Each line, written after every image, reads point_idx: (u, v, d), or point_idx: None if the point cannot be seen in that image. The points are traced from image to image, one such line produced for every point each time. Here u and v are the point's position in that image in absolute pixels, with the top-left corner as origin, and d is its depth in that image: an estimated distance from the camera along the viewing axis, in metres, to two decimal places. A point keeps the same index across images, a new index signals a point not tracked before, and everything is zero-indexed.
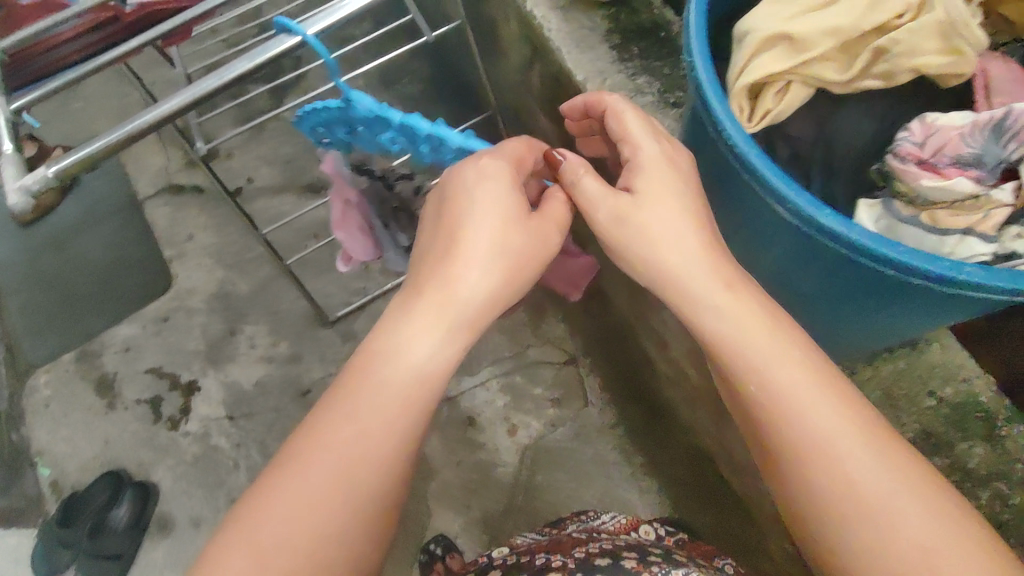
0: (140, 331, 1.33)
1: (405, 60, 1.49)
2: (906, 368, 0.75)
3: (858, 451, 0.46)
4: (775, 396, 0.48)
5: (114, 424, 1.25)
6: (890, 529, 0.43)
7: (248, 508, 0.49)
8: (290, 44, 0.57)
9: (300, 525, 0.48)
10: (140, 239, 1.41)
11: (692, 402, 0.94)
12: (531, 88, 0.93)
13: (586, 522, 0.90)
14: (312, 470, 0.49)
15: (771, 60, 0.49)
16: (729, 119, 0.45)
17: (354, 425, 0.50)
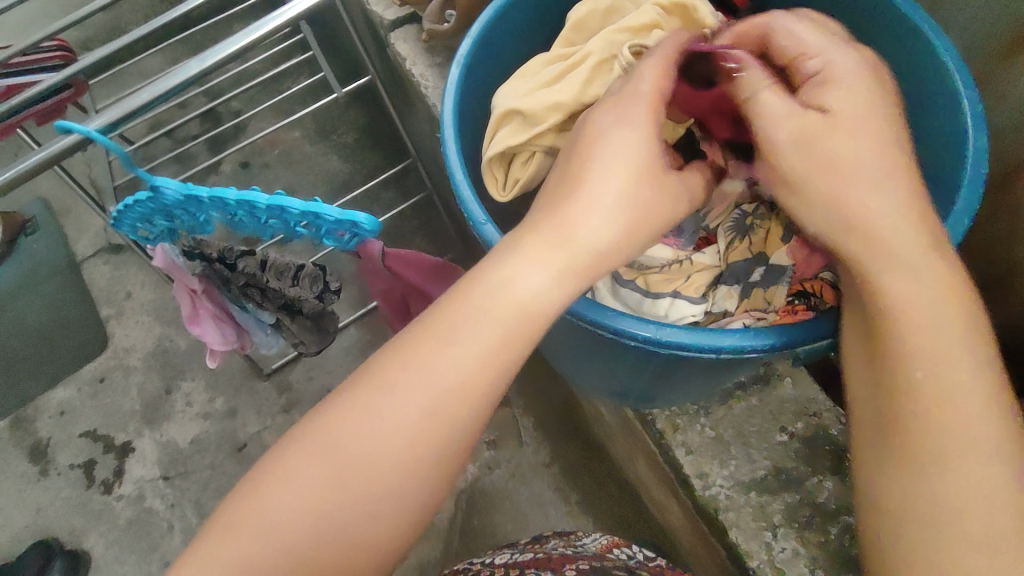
0: (76, 393, 1.31)
1: (342, 111, 1.53)
2: (758, 406, 0.70)
3: (979, 416, 0.40)
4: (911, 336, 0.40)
5: (47, 491, 1.22)
6: (977, 498, 0.39)
7: (296, 449, 0.41)
8: (70, 141, 0.57)
9: (349, 492, 0.40)
10: (78, 300, 1.41)
11: (611, 437, 0.93)
12: (437, 137, 0.96)
13: (569, 538, 0.84)
14: (380, 426, 0.40)
15: (511, 135, 0.59)
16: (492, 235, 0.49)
17: (432, 386, 0.41)
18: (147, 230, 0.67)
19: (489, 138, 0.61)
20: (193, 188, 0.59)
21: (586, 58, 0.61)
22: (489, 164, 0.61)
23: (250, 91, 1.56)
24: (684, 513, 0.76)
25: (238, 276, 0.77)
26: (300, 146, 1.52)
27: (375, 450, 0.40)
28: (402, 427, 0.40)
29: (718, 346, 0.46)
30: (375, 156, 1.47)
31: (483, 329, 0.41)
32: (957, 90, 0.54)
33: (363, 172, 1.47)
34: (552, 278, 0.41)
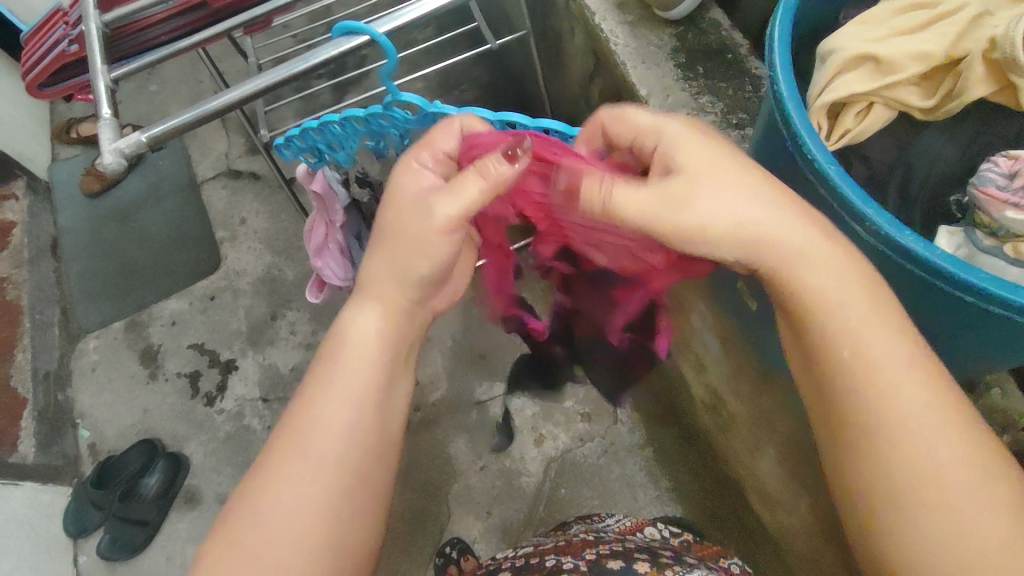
0: (188, 307, 1.36)
1: (465, 67, 1.52)
2: None
3: (906, 380, 0.43)
4: (855, 335, 0.44)
5: (154, 394, 1.29)
6: (932, 472, 0.41)
7: (221, 543, 0.47)
8: (357, 43, 0.58)
9: (300, 536, 0.47)
10: (195, 218, 1.46)
11: (726, 431, 0.93)
12: (590, 101, 0.95)
13: (591, 522, 0.84)
14: (313, 461, 0.49)
15: (858, 80, 0.49)
16: (847, 182, 0.41)
17: (336, 408, 0.50)
18: (319, 153, 0.69)
19: (827, 79, 0.51)
20: (441, 105, 0.57)
21: (954, 12, 0.50)
22: (817, 110, 0.51)
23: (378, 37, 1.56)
24: (814, 511, 0.78)
25: (381, 211, 0.86)
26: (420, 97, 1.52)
27: (306, 490, 0.48)
28: (314, 459, 0.49)
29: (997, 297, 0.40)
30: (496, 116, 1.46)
31: (346, 378, 0.51)
32: None
33: None
34: (384, 321, 0.53)
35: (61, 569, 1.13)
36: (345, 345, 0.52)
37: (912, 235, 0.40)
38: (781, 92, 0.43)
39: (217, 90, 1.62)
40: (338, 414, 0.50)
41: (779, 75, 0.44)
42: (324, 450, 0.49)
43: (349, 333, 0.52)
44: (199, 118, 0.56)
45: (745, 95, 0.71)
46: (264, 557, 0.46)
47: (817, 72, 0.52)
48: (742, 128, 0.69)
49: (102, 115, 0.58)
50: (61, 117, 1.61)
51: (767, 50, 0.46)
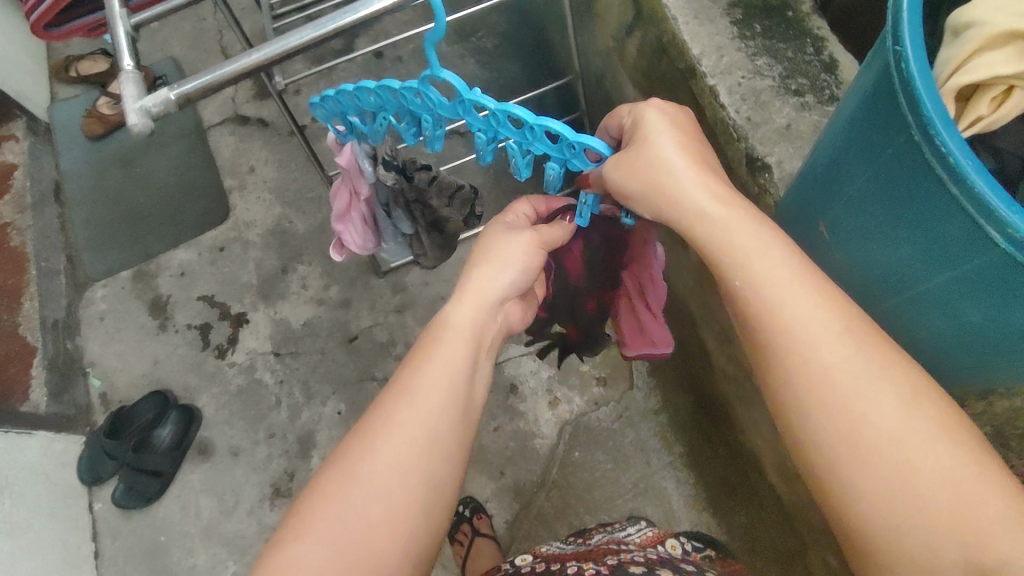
0: (196, 258, 1.33)
1: (484, 13, 1.44)
2: None
3: (844, 359, 0.42)
4: (793, 326, 0.44)
5: (164, 346, 1.27)
6: (890, 444, 0.40)
7: (332, 478, 0.48)
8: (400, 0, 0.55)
9: (383, 499, 0.47)
10: (203, 165, 1.41)
11: (749, 402, 0.92)
12: (625, 57, 0.90)
13: (612, 532, 0.82)
14: (408, 429, 0.49)
15: (1006, 62, 0.36)
16: (997, 194, 0.33)
17: (427, 385, 0.50)
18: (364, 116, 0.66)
19: (964, 59, 0.37)
20: (478, 93, 0.52)
21: None
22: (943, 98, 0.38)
23: None
24: None
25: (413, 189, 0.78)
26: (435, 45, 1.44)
27: (414, 433, 0.49)
28: (416, 421, 0.49)
29: None
30: (516, 67, 1.40)
31: (447, 354, 0.52)
32: None
33: (499, 83, 1.39)
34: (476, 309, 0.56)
35: (77, 515, 1.14)
36: (443, 326, 0.54)
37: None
38: (910, 72, 0.35)
39: (222, 29, 1.54)
40: (439, 377, 0.51)
41: (907, 53, 0.36)
42: (424, 415, 0.49)
43: (447, 317, 0.55)
44: (229, 77, 0.54)
45: (805, 58, 0.68)
46: (374, 505, 0.46)
47: (943, 51, 0.39)
48: (801, 95, 0.66)
49: (123, 67, 0.55)
50: (61, 55, 1.55)
51: (892, 13, 0.37)
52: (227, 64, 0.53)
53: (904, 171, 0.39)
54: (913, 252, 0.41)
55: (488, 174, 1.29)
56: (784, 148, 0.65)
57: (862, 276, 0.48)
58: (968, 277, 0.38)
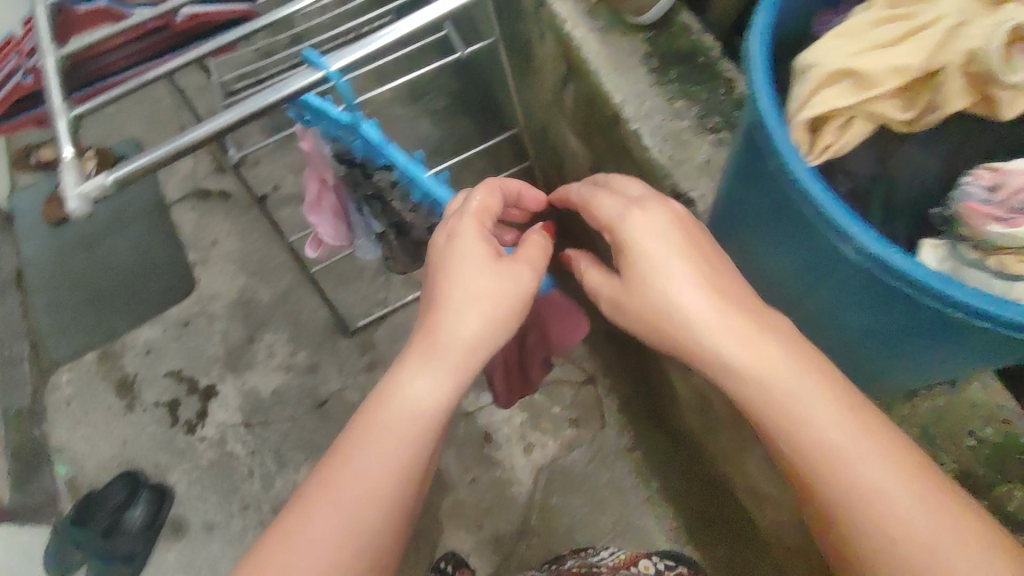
0: (162, 334, 1.33)
1: (433, 76, 1.51)
2: (948, 407, 0.62)
3: (796, 386, 0.45)
4: (747, 358, 0.46)
5: (131, 426, 1.25)
6: (846, 461, 0.43)
7: (304, 501, 0.52)
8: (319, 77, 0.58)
9: (352, 519, 0.51)
10: (166, 242, 1.43)
11: (713, 430, 0.93)
12: (563, 108, 0.95)
13: (584, 557, 0.82)
14: (374, 467, 0.51)
15: (838, 97, 0.40)
16: (851, 219, 0.37)
17: (399, 434, 0.52)
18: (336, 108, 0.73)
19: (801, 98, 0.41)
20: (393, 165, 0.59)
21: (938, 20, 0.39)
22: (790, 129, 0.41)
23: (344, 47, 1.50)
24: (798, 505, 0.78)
25: (370, 184, 0.79)
26: (389, 108, 1.49)
27: (375, 461, 0.52)
28: (372, 451, 0.52)
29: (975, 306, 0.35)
30: (468, 125, 1.46)
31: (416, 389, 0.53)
32: None
33: (453, 141, 1.45)
34: (484, 327, 0.54)
35: None
36: (430, 357, 0.53)
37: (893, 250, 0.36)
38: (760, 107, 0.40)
39: (180, 109, 1.58)
40: (403, 408, 0.52)
41: (759, 93, 0.41)
42: (384, 444, 0.52)
43: (441, 343, 0.53)
44: (164, 158, 0.55)
45: (720, 98, 0.72)
46: (343, 525, 0.50)
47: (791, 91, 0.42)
48: (719, 132, 0.70)
49: (62, 156, 0.57)
50: (20, 145, 1.57)
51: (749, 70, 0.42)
52: (162, 146, 0.55)
53: (779, 208, 0.43)
54: (801, 264, 0.45)
55: None
56: (708, 183, 0.68)
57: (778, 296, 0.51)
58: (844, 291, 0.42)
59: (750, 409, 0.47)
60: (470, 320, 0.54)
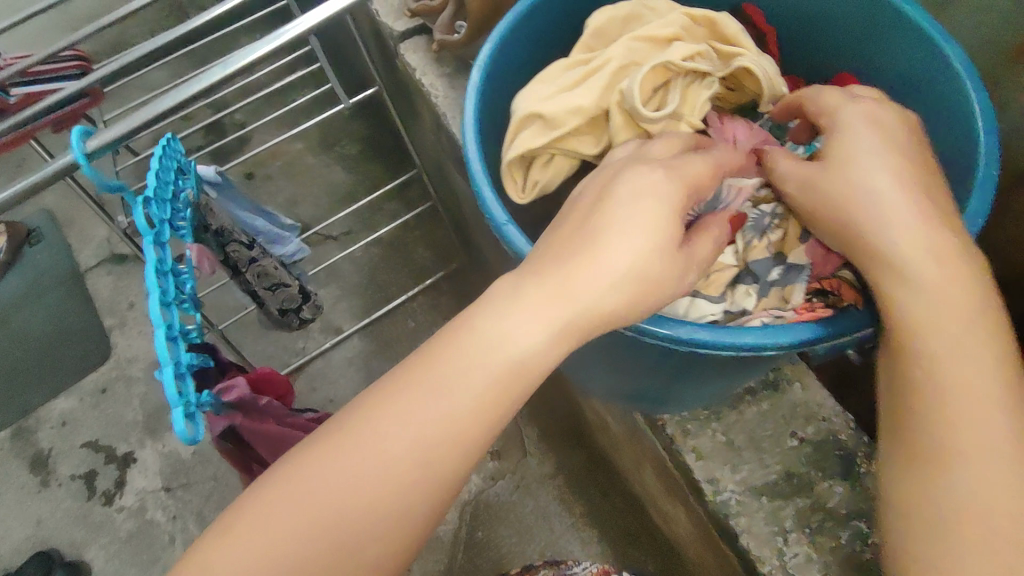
0: (78, 404, 1.30)
1: (344, 123, 1.53)
2: (769, 409, 0.73)
3: (974, 349, 0.41)
4: (928, 290, 0.41)
5: (48, 503, 1.22)
6: (994, 447, 0.40)
7: (329, 444, 0.40)
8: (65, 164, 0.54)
9: (389, 480, 0.39)
10: (79, 309, 1.40)
11: (618, 449, 0.94)
12: (442, 147, 0.97)
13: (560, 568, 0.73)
14: (436, 425, 0.39)
15: (532, 137, 0.58)
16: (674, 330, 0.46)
17: (487, 379, 0.40)
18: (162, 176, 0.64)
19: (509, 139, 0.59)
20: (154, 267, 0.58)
21: (605, 64, 0.60)
22: (509, 169, 0.60)
23: (253, 102, 1.51)
24: (690, 520, 0.79)
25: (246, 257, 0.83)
26: (301, 157, 1.51)
27: (439, 422, 0.40)
28: (450, 407, 0.40)
29: (737, 343, 0.44)
30: (380, 167, 1.48)
31: (517, 343, 0.40)
32: (967, 93, 0.53)
33: (365, 183, 1.46)
34: (547, 335, 0.40)
35: None
36: (557, 293, 0.40)
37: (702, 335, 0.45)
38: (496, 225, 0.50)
39: None
40: (512, 345, 0.40)
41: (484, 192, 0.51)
42: (446, 408, 0.40)
43: (571, 284, 0.40)
44: None
45: None
46: (376, 478, 0.39)
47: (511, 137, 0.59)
48: None
49: None
50: None
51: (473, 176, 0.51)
52: None
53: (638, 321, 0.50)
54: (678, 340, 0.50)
55: (364, 271, 1.34)
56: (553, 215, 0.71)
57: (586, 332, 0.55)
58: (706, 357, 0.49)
59: (917, 348, 0.42)
60: (617, 257, 0.41)
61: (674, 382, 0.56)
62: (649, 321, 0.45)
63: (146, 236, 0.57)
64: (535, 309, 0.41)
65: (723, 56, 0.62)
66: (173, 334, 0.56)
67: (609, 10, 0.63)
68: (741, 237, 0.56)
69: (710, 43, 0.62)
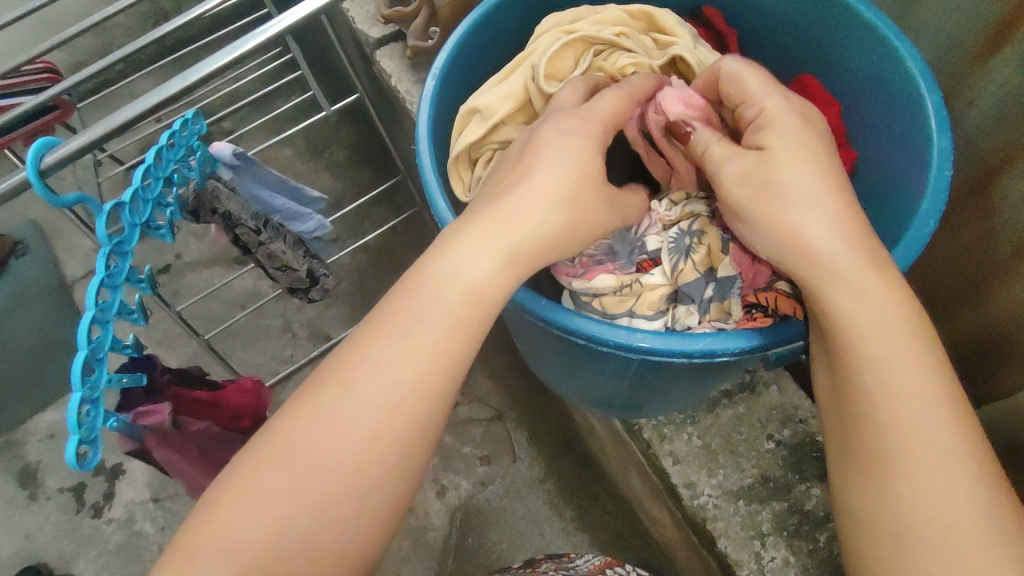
0: (65, 417, 1.29)
1: (331, 129, 1.53)
2: (745, 413, 0.75)
3: (896, 352, 0.40)
4: (841, 289, 0.41)
5: (35, 516, 1.21)
6: (924, 450, 0.38)
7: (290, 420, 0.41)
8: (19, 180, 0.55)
9: (336, 450, 0.40)
10: (66, 321, 1.39)
11: (606, 452, 0.94)
12: None
13: (559, 560, 0.74)
14: (370, 390, 0.40)
15: (474, 130, 0.59)
16: (631, 333, 0.45)
17: (453, 311, 0.41)
18: (152, 174, 0.67)
19: (455, 136, 0.60)
20: (99, 278, 0.62)
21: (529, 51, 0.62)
22: (455, 164, 0.60)
23: (240, 110, 1.51)
24: (674, 523, 0.79)
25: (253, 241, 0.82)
26: (288, 165, 1.50)
27: (380, 385, 0.40)
28: (381, 368, 0.41)
29: (691, 349, 0.44)
30: (368, 173, 1.47)
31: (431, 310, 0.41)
32: (922, 96, 0.53)
33: (353, 190, 1.46)
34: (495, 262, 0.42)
35: None
36: (483, 236, 0.42)
37: (652, 340, 0.45)
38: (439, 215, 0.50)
39: None
40: (454, 288, 0.42)
41: (435, 193, 0.51)
42: (385, 373, 0.41)
43: (507, 226, 0.43)
44: None
45: None
46: (330, 448, 0.40)
47: (460, 133, 0.60)
48: None
49: None
50: None
51: (430, 186, 0.51)
52: None
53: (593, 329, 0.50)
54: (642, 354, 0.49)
55: (352, 278, 1.34)
56: None
57: (553, 343, 0.55)
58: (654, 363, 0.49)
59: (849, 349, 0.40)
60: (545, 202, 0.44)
61: (641, 388, 0.57)
62: (588, 326, 0.46)
63: (103, 247, 0.62)
64: (483, 242, 0.42)
65: (660, 48, 0.65)
66: (99, 354, 0.63)
67: (557, 14, 0.64)
68: (668, 256, 0.55)
69: (646, 35, 0.65)
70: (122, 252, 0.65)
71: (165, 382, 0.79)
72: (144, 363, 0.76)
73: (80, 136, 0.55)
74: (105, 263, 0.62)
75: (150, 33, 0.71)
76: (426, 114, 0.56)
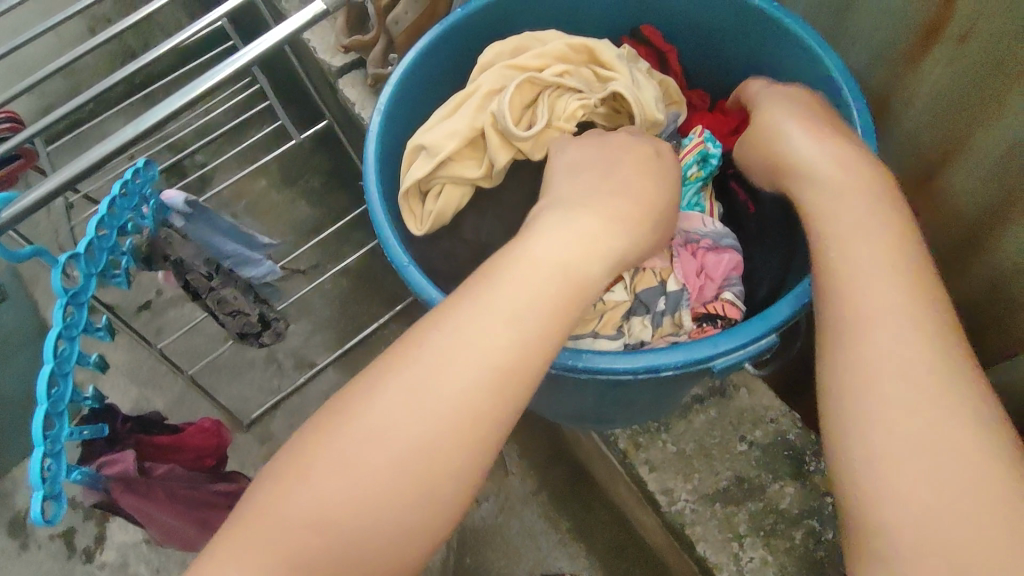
0: None
1: (306, 156, 1.53)
2: (717, 416, 0.76)
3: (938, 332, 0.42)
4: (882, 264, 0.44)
5: (28, 565, 1.20)
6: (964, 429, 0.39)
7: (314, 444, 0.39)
8: None
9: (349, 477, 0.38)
10: None
11: (595, 461, 0.94)
12: None
13: None
14: (398, 417, 0.39)
15: (420, 166, 0.63)
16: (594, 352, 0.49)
17: (461, 349, 0.41)
18: (106, 225, 0.67)
19: (404, 169, 0.65)
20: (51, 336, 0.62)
21: (477, 88, 0.66)
22: (405, 196, 0.65)
23: (214, 143, 1.51)
24: (663, 530, 0.80)
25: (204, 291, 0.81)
26: (265, 194, 1.50)
27: (406, 417, 0.39)
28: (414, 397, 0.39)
29: (636, 365, 0.49)
30: (345, 197, 1.48)
31: (459, 347, 0.41)
32: (846, 102, 0.59)
33: (331, 216, 1.46)
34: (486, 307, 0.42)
35: None
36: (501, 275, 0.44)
37: (606, 359, 0.49)
38: (389, 247, 0.53)
39: None
40: (481, 322, 0.41)
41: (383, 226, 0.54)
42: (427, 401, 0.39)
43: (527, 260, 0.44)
44: None
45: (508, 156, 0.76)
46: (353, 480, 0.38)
47: (407, 166, 0.65)
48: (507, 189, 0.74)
49: None
50: None
51: (381, 219, 0.54)
52: None
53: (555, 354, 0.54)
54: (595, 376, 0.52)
55: (334, 303, 1.34)
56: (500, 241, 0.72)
57: None
58: (610, 387, 0.53)
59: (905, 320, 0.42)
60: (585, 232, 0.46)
61: (606, 402, 0.58)
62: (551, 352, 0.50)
63: (59, 299, 0.63)
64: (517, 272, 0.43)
65: (602, 79, 0.68)
66: (59, 409, 0.63)
67: (498, 44, 0.68)
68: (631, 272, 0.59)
69: (588, 66, 0.68)
70: (81, 303, 0.65)
71: (127, 431, 0.79)
72: (105, 414, 0.77)
73: (37, 190, 0.56)
74: (60, 316, 0.63)
75: (113, 77, 0.72)
76: (372, 144, 0.60)
